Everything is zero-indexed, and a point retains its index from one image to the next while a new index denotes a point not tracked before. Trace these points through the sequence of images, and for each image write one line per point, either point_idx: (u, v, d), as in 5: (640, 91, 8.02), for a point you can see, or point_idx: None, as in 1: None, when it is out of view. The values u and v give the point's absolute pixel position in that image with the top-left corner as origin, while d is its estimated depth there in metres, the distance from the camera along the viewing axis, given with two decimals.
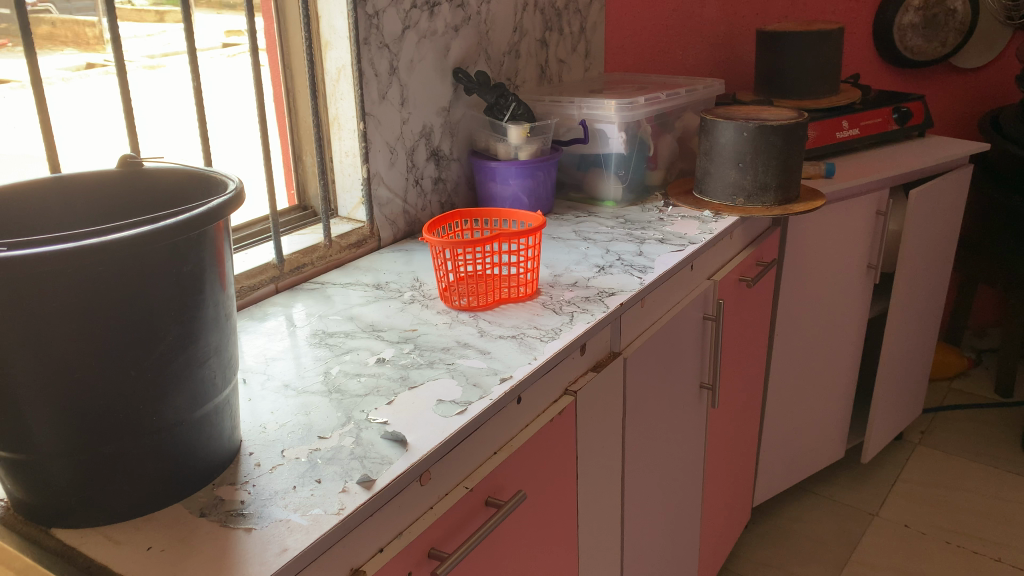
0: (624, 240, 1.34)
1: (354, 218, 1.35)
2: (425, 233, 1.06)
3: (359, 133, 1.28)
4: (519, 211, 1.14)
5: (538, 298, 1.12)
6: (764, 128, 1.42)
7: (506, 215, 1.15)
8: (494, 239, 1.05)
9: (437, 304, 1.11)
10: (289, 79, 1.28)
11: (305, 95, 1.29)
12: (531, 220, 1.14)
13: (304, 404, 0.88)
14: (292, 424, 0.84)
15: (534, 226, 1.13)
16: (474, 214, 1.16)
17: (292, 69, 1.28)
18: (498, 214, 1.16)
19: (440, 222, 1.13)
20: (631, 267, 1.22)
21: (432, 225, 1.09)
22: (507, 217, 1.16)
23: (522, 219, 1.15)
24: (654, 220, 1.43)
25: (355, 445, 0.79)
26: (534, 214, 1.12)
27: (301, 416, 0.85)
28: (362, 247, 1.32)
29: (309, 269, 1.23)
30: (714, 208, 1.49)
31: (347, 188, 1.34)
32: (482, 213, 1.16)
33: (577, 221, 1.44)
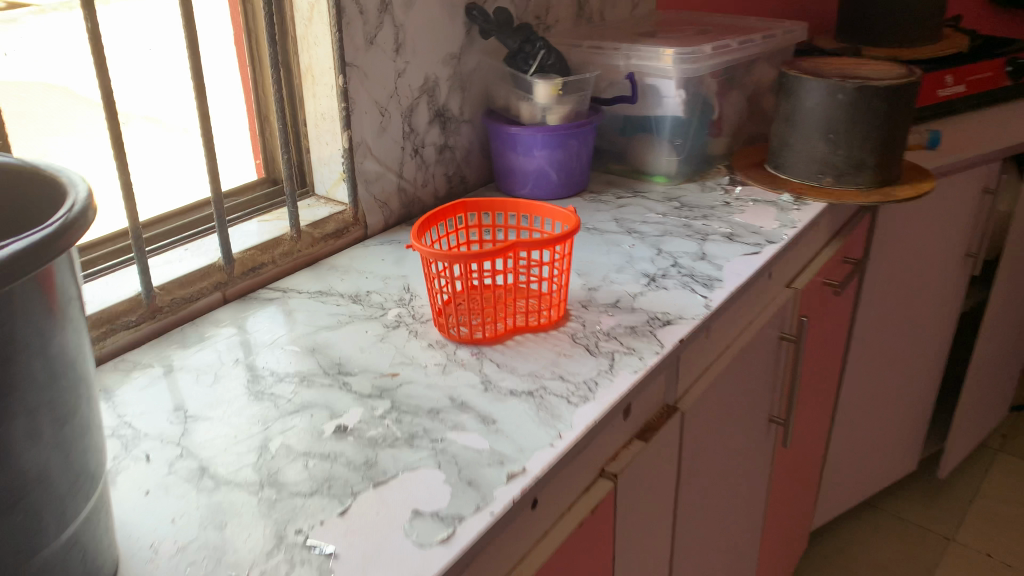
0: (681, 236, 1.04)
1: (334, 198, 1.06)
2: (413, 238, 0.77)
3: (337, 90, 0.97)
4: (545, 204, 0.85)
5: (566, 325, 0.83)
6: (865, 89, 1.10)
7: (528, 210, 0.86)
8: (508, 249, 0.76)
9: (428, 328, 0.83)
10: (250, 16, 0.97)
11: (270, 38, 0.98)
12: (560, 217, 0.84)
13: (219, 508, 0.60)
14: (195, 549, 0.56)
15: (563, 226, 0.84)
16: (484, 207, 0.87)
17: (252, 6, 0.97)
18: (517, 208, 0.87)
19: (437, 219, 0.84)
20: (690, 278, 0.92)
21: (425, 223, 0.81)
22: (528, 212, 0.87)
23: (548, 216, 0.85)
24: (718, 206, 1.13)
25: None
26: (565, 210, 0.83)
27: (212, 531, 0.58)
28: (343, 238, 1.03)
29: (269, 269, 0.94)
30: (793, 190, 1.18)
31: (326, 160, 1.04)
32: (495, 205, 0.87)
33: (619, 205, 1.14)
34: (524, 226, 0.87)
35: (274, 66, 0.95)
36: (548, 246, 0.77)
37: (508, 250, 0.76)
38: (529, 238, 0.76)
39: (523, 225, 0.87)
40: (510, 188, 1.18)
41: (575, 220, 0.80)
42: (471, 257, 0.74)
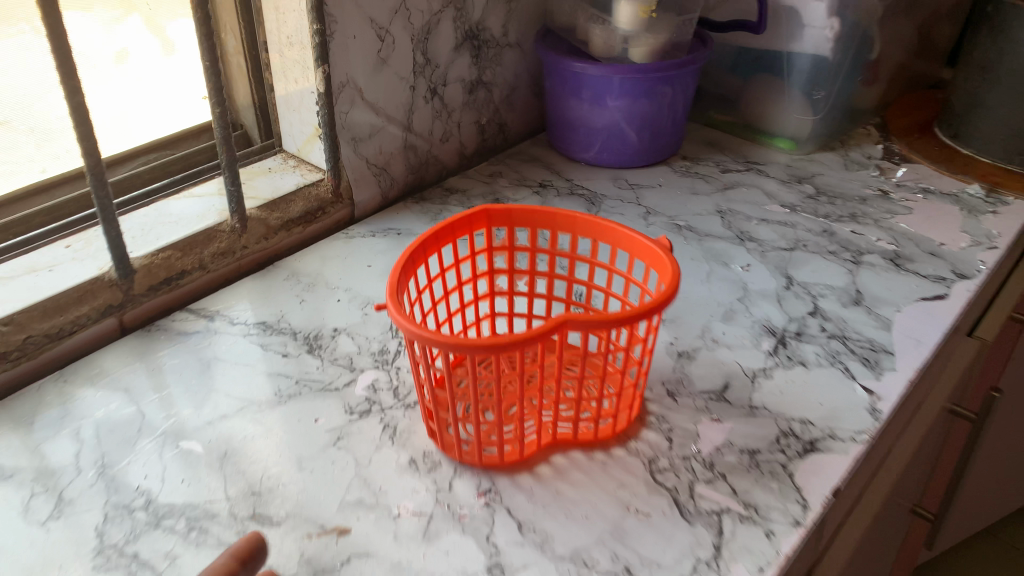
0: (820, 253, 0.69)
1: (306, 161, 0.72)
2: (388, 293, 0.44)
3: (306, 2, 0.62)
4: (621, 229, 0.51)
5: (640, 438, 0.50)
6: None
7: (591, 233, 0.53)
8: (555, 332, 0.43)
9: (416, 420, 0.52)
10: None
11: None
12: (644, 253, 0.51)
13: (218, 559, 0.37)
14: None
15: (649, 269, 0.51)
16: (520, 219, 0.54)
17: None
18: (571, 226, 0.54)
19: (439, 241, 0.51)
20: (841, 344, 0.59)
21: (411, 258, 0.48)
22: (592, 236, 0.53)
23: (623, 248, 0.52)
24: (872, 200, 0.76)
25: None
26: (655, 246, 0.49)
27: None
28: (314, 225, 0.70)
29: (192, 279, 0.62)
30: (983, 175, 0.80)
31: (295, 105, 0.70)
32: (539, 219, 0.54)
33: (725, 184, 0.79)
34: (582, 257, 0.53)
35: None
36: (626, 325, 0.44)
37: (557, 330, 0.43)
38: (593, 313, 0.43)
39: (582, 255, 0.54)
40: (568, 147, 0.83)
41: (674, 273, 0.46)
42: (487, 350, 0.41)
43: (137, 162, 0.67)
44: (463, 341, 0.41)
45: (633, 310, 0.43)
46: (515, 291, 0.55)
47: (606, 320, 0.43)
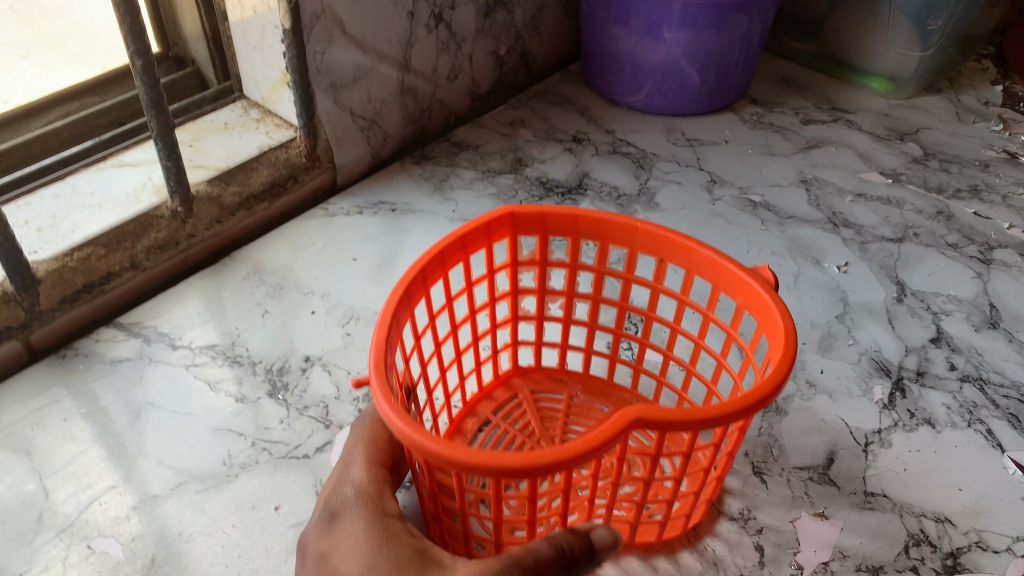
0: (937, 245, 0.53)
1: (272, 111, 0.57)
2: (369, 363, 0.29)
3: None
4: (705, 249, 0.36)
5: (714, 534, 0.37)
6: None
7: (655, 250, 0.38)
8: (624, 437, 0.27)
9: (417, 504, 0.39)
10: None
11: None
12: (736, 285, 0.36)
13: (369, 408, 0.38)
14: (353, 469, 0.35)
15: (741, 311, 0.36)
16: (556, 226, 0.39)
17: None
18: (629, 237, 0.38)
19: (446, 261, 0.37)
20: (978, 391, 0.44)
21: (405, 296, 0.34)
22: (657, 253, 0.38)
23: (704, 274, 0.37)
24: (997, 167, 0.60)
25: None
26: (755, 283, 0.34)
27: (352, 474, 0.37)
28: (283, 198, 0.55)
29: (121, 282, 0.48)
30: None
31: (254, 41, 0.53)
32: (582, 226, 0.39)
33: (808, 141, 0.62)
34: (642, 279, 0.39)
35: None
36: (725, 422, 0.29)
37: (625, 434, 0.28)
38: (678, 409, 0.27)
39: (642, 277, 0.39)
40: (608, 87, 0.66)
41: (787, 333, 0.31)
42: (519, 476, 0.26)
43: (57, 111, 0.52)
44: (480, 460, 0.26)
45: (735, 401, 0.28)
46: (547, 317, 0.41)
47: (697, 420, 0.27)
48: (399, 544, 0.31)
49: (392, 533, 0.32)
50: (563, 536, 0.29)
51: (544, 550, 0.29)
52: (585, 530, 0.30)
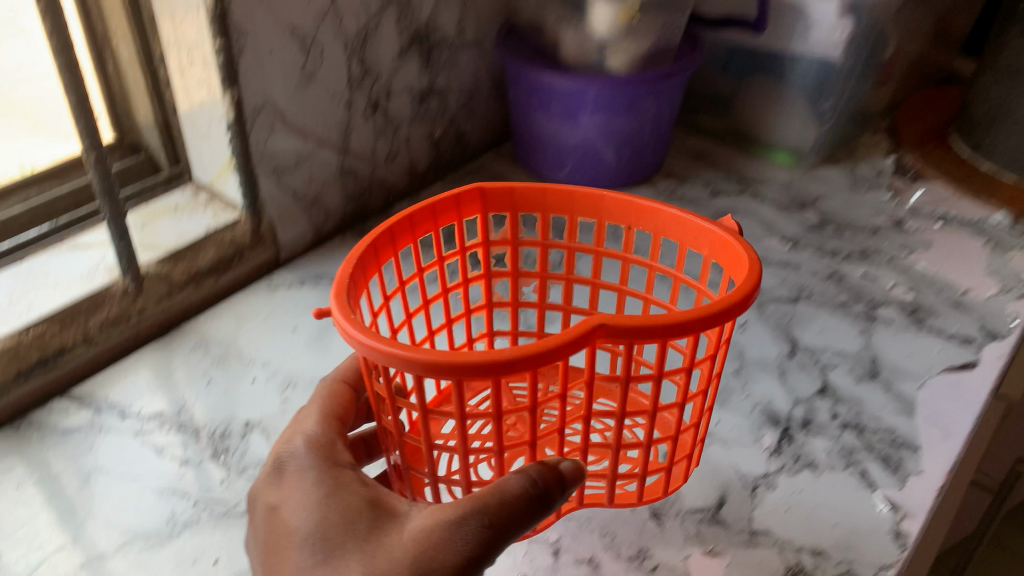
0: (828, 305, 0.59)
1: (220, 195, 0.61)
2: (332, 294, 0.33)
3: (207, 15, 0.50)
4: (666, 209, 0.40)
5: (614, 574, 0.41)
6: None
7: (621, 217, 0.42)
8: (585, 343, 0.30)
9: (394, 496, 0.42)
10: None
11: None
12: (698, 241, 0.40)
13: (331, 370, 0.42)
14: (305, 424, 0.39)
15: (708, 261, 0.40)
16: (525, 202, 0.44)
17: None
18: (596, 207, 0.43)
19: (422, 230, 0.41)
20: (858, 437, 0.49)
21: (380, 259, 0.38)
22: (623, 221, 0.43)
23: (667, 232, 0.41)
24: (885, 233, 0.67)
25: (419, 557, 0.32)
26: (717, 230, 0.39)
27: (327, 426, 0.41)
28: (229, 274, 0.59)
29: (74, 357, 0.51)
30: (1007, 197, 0.70)
31: (203, 132, 0.58)
32: (551, 199, 0.43)
33: (717, 211, 0.69)
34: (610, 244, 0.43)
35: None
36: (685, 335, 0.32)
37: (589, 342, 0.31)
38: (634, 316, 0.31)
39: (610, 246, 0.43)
40: (536, 164, 0.72)
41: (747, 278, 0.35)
42: (482, 369, 0.29)
43: (16, 199, 0.55)
44: (441, 357, 0.29)
45: (687, 313, 0.32)
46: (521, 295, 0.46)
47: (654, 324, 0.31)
48: (353, 496, 0.35)
49: (344, 480, 0.36)
50: (535, 469, 0.33)
51: (515, 487, 0.32)
52: (554, 464, 0.33)
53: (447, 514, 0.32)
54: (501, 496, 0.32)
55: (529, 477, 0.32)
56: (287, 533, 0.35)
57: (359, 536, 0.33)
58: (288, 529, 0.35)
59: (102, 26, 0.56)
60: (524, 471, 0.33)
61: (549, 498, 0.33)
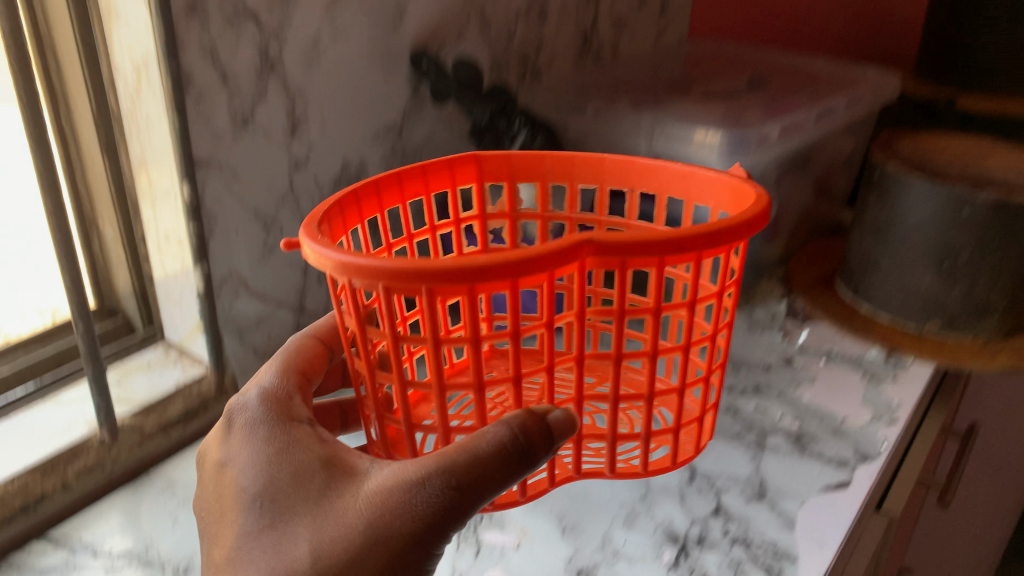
0: (724, 436, 0.68)
1: (189, 353, 0.69)
2: (302, 224, 0.42)
3: (183, 204, 0.61)
4: (663, 162, 0.56)
5: None
6: (1007, 208, 0.73)
7: (627, 179, 0.58)
8: (564, 256, 0.38)
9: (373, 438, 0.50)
10: (54, 76, 0.61)
11: (89, 112, 0.62)
12: (702, 195, 0.55)
13: (292, 340, 0.53)
14: (265, 380, 0.49)
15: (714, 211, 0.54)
16: (525, 172, 0.60)
17: (62, 60, 0.60)
18: (598, 172, 0.59)
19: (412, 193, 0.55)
20: (746, 550, 0.56)
21: (358, 206, 0.51)
22: (626, 183, 0.58)
23: (671, 186, 0.56)
24: (777, 371, 0.76)
25: (375, 509, 0.40)
26: (718, 179, 0.53)
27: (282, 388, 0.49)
28: (194, 423, 0.66)
29: (50, 502, 0.57)
30: (882, 336, 0.81)
31: (175, 298, 0.67)
32: (549, 167, 0.59)
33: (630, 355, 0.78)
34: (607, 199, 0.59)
35: (109, 159, 0.64)
36: (688, 246, 0.41)
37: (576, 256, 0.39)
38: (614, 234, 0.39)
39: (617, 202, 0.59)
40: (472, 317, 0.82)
41: (762, 214, 0.45)
42: (450, 274, 0.37)
43: (7, 365, 0.62)
44: (410, 264, 0.37)
45: (668, 234, 0.40)
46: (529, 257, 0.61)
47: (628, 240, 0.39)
48: (310, 457, 0.43)
49: (298, 435, 0.44)
50: (520, 419, 0.41)
51: (492, 449, 0.40)
52: (543, 413, 0.41)
53: (411, 473, 0.40)
54: (471, 454, 0.40)
55: (503, 433, 0.40)
56: (233, 496, 0.43)
57: (315, 492, 0.41)
58: (233, 492, 0.43)
59: (93, 211, 0.66)
60: (505, 425, 0.40)
61: (519, 451, 0.40)
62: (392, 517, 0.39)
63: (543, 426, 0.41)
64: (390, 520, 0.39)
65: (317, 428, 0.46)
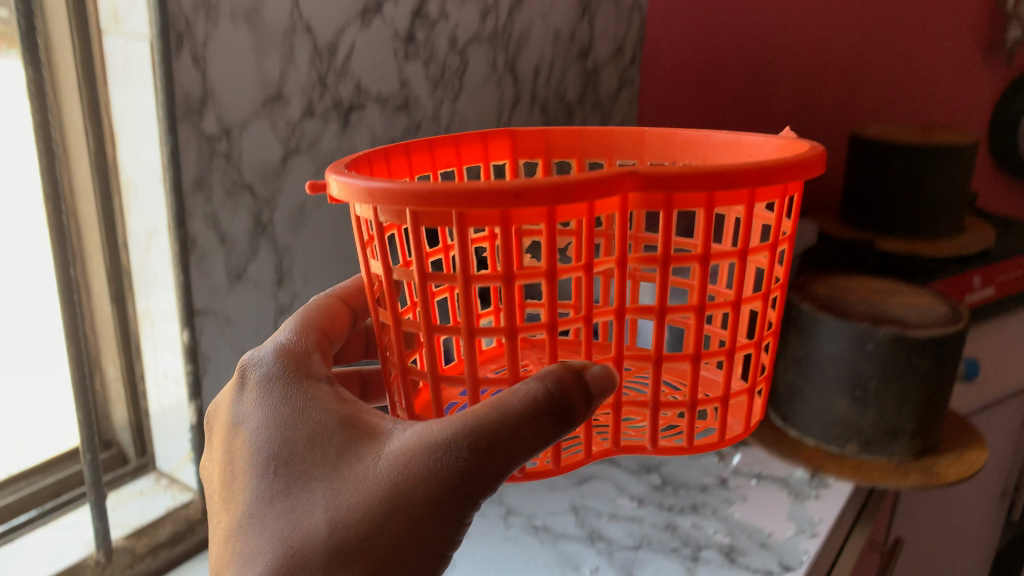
0: (663, 550, 0.75)
1: (179, 479, 0.76)
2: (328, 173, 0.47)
3: (182, 347, 0.70)
4: (708, 133, 0.67)
5: None
6: (903, 341, 0.84)
7: (669, 151, 0.69)
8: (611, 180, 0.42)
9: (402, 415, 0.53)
10: (77, 238, 0.72)
11: (103, 268, 0.72)
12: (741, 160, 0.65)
13: (310, 308, 0.61)
14: (282, 338, 0.56)
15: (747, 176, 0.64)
16: (559, 147, 0.71)
17: (84, 227, 0.71)
18: (639, 145, 0.70)
19: (457, 156, 0.66)
20: None
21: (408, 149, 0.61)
22: (669, 155, 0.69)
23: (717, 153, 0.67)
24: (712, 490, 0.84)
25: (397, 474, 0.45)
26: (756, 140, 0.63)
27: (297, 347, 0.55)
28: (181, 545, 0.73)
29: None
30: (808, 457, 0.90)
31: (168, 429, 0.75)
32: (586, 142, 0.71)
33: (581, 477, 0.86)
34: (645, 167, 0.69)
35: (117, 308, 0.74)
36: (736, 180, 0.45)
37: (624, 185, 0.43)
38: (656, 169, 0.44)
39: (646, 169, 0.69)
40: None
41: (818, 160, 0.51)
42: (489, 196, 0.40)
43: (10, 494, 0.71)
44: (452, 188, 0.41)
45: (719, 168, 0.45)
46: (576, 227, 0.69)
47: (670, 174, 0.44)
48: (332, 424, 0.49)
49: (316, 395, 0.51)
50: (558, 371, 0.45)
51: (522, 405, 0.44)
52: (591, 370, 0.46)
53: (438, 434, 0.45)
54: (503, 410, 0.44)
55: (535, 393, 0.44)
56: (260, 453, 0.49)
57: (334, 453, 0.47)
58: (262, 449, 0.50)
59: (98, 352, 0.75)
60: (540, 382, 0.45)
61: (554, 405, 0.44)
62: (412, 480, 0.45)
63: (579, 383, 0.45)
64: (410, 483, 0.45)
65: (334, 386, 0.53)
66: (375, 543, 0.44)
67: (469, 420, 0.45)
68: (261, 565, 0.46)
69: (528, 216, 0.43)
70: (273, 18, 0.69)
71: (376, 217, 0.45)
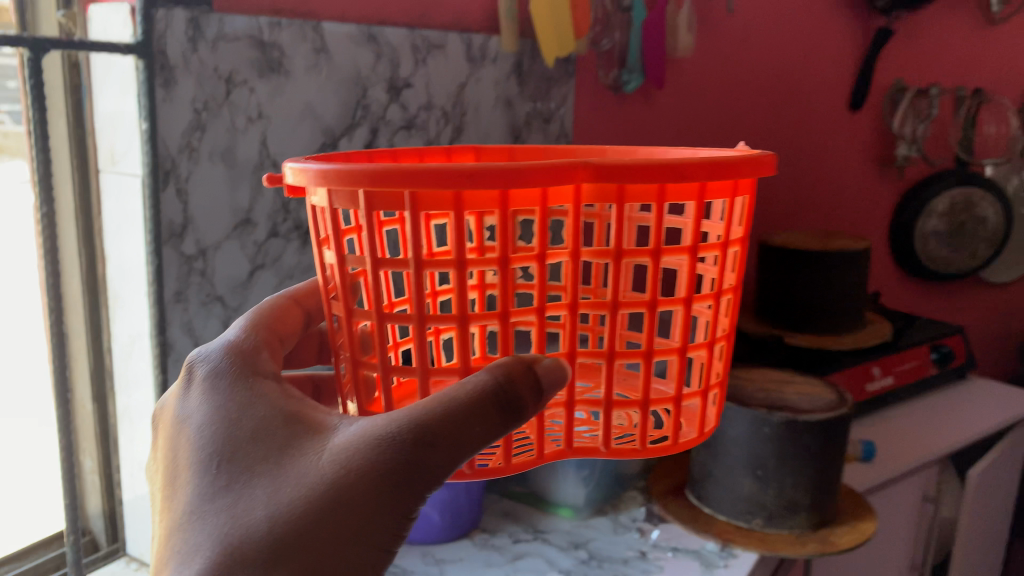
0: None
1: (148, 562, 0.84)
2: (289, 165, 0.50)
3: None
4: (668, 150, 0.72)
5: None
6: (794, 424, 0.96)
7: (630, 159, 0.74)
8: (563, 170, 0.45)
9: (352, 410, 0.57)
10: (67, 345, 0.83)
11: (88, 372, 0.82)
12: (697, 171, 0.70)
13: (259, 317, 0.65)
14: (239, 339, 0.59)
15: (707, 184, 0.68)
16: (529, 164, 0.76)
17: (72, 331, 0.82)
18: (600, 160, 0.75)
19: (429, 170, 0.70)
20: None
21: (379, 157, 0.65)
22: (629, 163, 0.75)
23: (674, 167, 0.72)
24: (633, 562, 0.94)
25: (339, 469, 0.48)
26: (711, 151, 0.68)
27: (247, 346, 0.58)
28: None
29: None
30: (719, 531, 1.00)
31: (141, 515, 0.84)
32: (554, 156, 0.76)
33: (516, 554, 0.96)
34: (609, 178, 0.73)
35: (99, 406, 0.84)
36: (688, 173, 0.48)
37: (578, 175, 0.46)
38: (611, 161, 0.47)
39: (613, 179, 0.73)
40: None
41: (767, 163, 0.54)
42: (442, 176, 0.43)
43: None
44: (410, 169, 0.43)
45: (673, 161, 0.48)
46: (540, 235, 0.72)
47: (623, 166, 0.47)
48: (276, 420, 0.52)
49: (265, 394, 0.54)
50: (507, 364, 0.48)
51: (463, 403, 0.47)
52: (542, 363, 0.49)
53: (383, 429, 0.48)
54: (451, 404, 0.48)
55: (485, 385, 0.48)
56: (206, 444, 0.52)
57: (277, 445, 0.51)
58: (208, 440, 0.52)
59: (79, 447, 0.85)
60: (490, 376, 0.48)
61: (502, 398, 0.48)
62: (351, 475, 0.48)
63: (529, 376, 0.48)
64: (348, 478, 0.48)
65: (282, 384, 0.56)
66: (312, 535, 0.47)
67: (415, 413, 0.48)
68: (197, 560, 0.48)
69: (483, 201, 0.46)
70: (244, 158, 0.81)
71: (337, 204, 0.48)
